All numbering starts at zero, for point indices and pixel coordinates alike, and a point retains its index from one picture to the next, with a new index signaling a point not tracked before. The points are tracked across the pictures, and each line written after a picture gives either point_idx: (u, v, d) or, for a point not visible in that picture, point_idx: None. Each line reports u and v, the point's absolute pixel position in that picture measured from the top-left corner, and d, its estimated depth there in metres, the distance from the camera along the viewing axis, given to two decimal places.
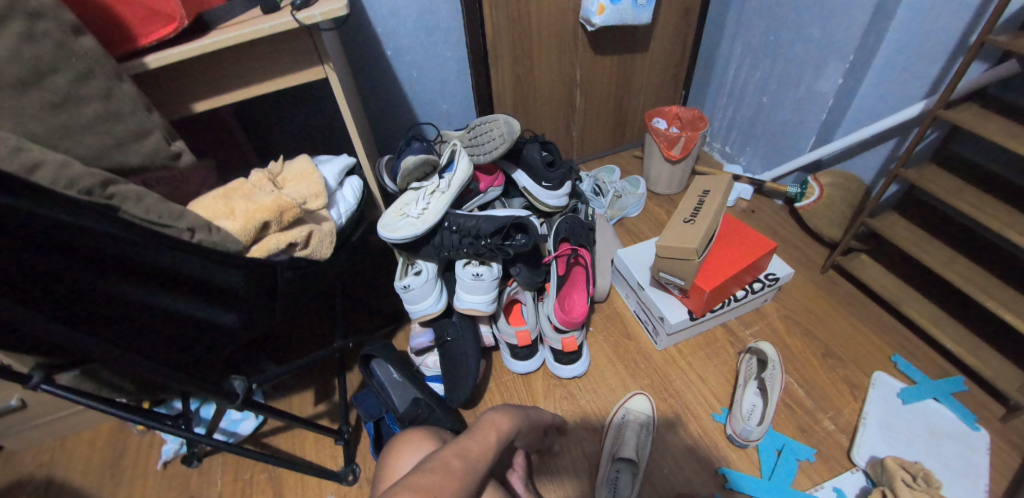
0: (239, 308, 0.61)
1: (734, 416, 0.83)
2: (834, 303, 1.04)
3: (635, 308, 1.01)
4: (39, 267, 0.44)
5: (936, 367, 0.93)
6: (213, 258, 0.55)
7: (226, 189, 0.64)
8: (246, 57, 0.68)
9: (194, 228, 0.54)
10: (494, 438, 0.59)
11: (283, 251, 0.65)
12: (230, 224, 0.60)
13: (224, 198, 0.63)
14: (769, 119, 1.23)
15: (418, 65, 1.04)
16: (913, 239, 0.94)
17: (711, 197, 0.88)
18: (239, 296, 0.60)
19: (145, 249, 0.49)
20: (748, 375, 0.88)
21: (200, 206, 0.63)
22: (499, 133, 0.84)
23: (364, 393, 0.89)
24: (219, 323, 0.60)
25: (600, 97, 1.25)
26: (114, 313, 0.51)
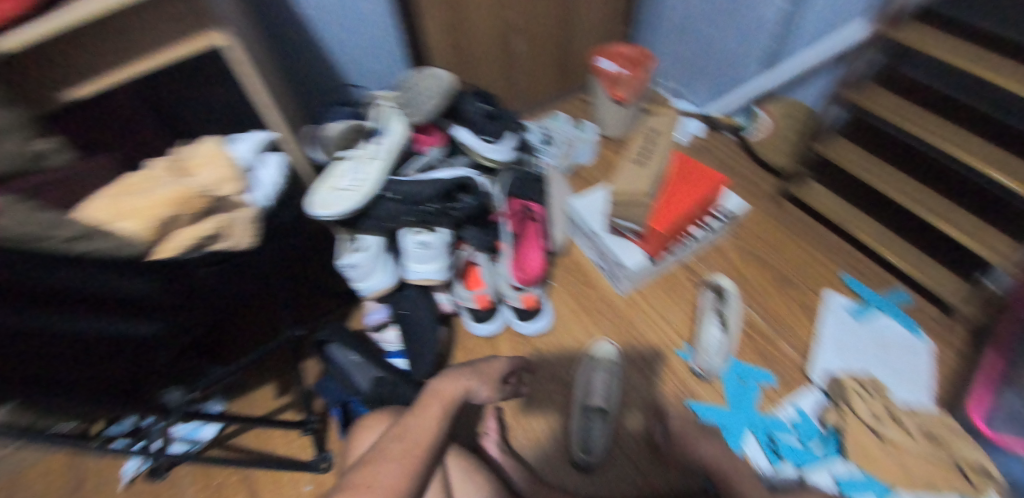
0: (159, 314, 0.56)
1: (698, 352, 0.86)
2: (787, 230, 1.06)
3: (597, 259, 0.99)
4: None
5: (882, 281, 0.97)
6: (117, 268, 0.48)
7: (117, 187, 0.56)
8: (113, 30, 0.57)
9: (83, 236, 0.46)
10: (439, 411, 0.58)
11: (195, 248, 0.57)
12: (127, 225, 0.52)
13: (115, 198, 0.54)
14: (716, 49, 1.18)
15: (336, 19, 0.93)
16: (859, 160, 0.95)
17: (659, 137, 0.86)
18: (155, 302, 0.54)
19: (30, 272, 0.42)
20: (710, 312, 0.91)
21: (87, 209, 0.54)
22: (430, 89, 0.79)
23: (326, 379, 0.85)
24: (140, 334, 0.54)
25: (541, 39, 1.17)
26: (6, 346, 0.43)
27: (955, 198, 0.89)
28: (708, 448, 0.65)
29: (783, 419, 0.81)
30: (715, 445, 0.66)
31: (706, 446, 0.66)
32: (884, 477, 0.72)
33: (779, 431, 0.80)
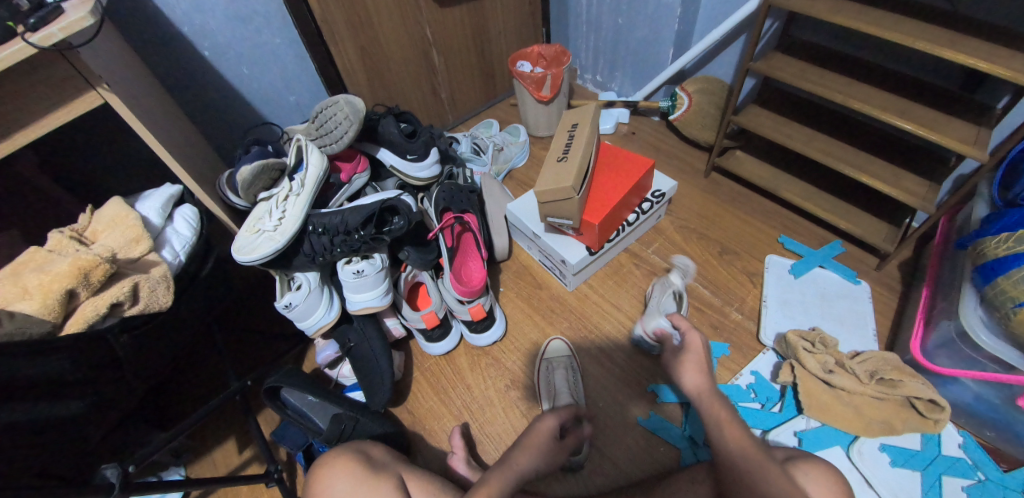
0: (81, 391, 0.52)
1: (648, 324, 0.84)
2: (721, 202, 1.09)
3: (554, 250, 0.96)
4: None
5: (816, 237, 1.02)
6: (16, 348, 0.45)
7: (14, 265, 0.54)
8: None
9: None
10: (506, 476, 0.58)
11: (107, 315, 0.55)
12: (28, 305, 0.51)
13: (12, 277, 0.52)
14: (630, 38, 1.22)
15: (243, 60, 0.92)
16: (775, 125, 0.99)
17: (579, 131, 0.87)
18: (72, 380, 0.50)
19: None
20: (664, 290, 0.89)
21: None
22: (343, 115, 0.77)
23: (283, 425, 0.82)
24: (61, 415, 0.50)
25: (459, 51, 1.18)
26: None
27: (867, 148, 0.94)
28: (691, 377, 0.61)
29: (742, 385, 0.82)
30: (700, 371, 0.62)
31: (688, 371, 0.62)
32: (844, 427, 0.75)
33: (740, 399, 0.81)
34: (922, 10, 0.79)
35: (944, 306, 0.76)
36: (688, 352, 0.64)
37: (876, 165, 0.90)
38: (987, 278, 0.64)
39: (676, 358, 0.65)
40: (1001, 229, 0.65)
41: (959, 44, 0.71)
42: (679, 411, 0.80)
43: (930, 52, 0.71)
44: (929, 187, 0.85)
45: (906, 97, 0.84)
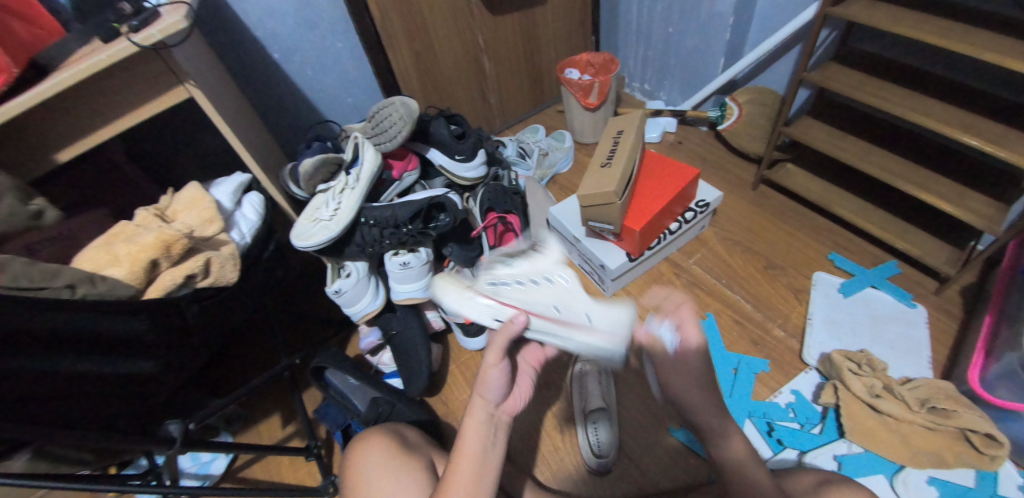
0: (156, 352, 0.56)
1: (618, 337, 0.52)
2: (768, 215, 1.07)
3: (482, 300, 0.52)
4: None
5: (870, 257, 0.97)
6: (108, 308, 0.50)
7: (106, 236, 0.59)
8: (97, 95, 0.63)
9: (75, 284, 0.51)
10: (473, 422, 0.53)
11: (183, 285, 0.60)
12: (118, 271, 0.56)
13: (104, 247, 0.57)
14: (680, 47, 1.21)
15: (309, 61, 0.98)
16: (830, 139, 0.97)
17: (624, 138, 0.88)
18: (151, 340, 0.55)
19: (30, 318, 0.43)
20: (550, 252, 0.58)
21: (79, 261, 0.57)
22: (398, 115, 0.81)
23: (325, 405, 0.87)
24: (134, 372, 0.54)
25: (509, 57, 1.21)
26: (27, 390, 0.45)
27: (930, 164, 0.89)
28: (705, 402, 0.63)
29: (781, 403, 0.80)
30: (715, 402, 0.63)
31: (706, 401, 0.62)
32: (889, 455, 0.72)
33: (778, 418, 0.79)
34: (998, 21, 0.74)
35: (1008, 337, 0.70)
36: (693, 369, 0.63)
37: (939, 183, 0.86)
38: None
39: (678, 368, 0.63)
40: None
41: None
42: None
43: (1004, 65, 0.67)
44: (998, 208, 0.80)
45: (976, 111, 0.79)
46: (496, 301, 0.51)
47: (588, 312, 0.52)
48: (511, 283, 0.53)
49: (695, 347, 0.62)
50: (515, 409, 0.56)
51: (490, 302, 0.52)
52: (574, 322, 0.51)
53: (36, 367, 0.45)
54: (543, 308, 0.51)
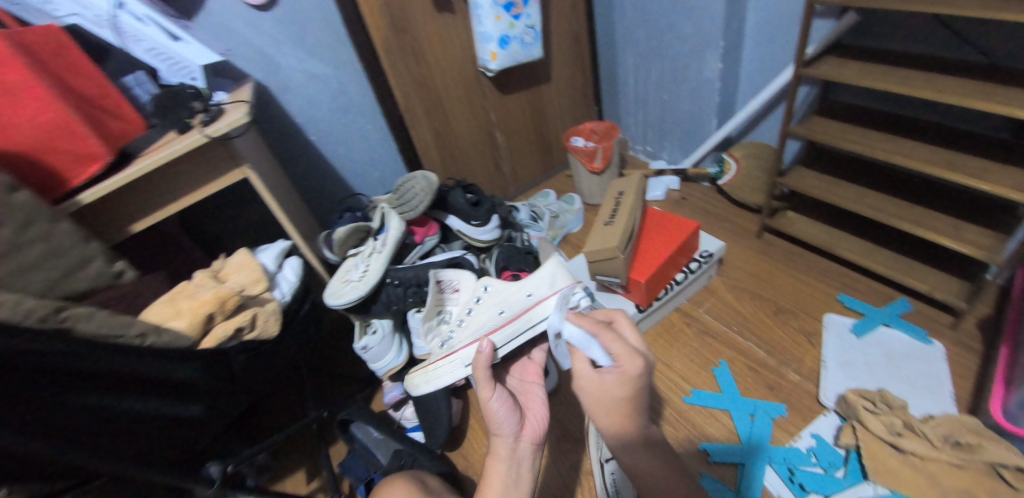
0: (204, 397, 0.63)
1: (556, 279, 0.66)
2: (775, 262, 1.10)
3: (446, 363, 0.68)
4: (29, 397, 0.46)
5: (882, 297, 0.99)
6: (172, 354, 0.59)
7: (170, 293, 0.67)
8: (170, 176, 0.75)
9: (145, 332, 0.58)
10: (497, 460, 0.56)
11: (232, 337, 0.68)
12: (179, 323, 0.63)
13: (168, 302, 0.66)
14: (675, 111, 1.33)
15: (343, 143, 1.13)
16: (823, 185, 1.02)
17: (625, 198, 0.96)
18: (202, 385, 0.63)
19: (113, 359, 0.52)
20: (464, 286, 0.78)
21: (145, 315, 0.65)
22: (420, 187, 0.93)
23: (350, 457, 0.90)
24: (186, 415, 0.61)
25: (519, 130, 1.35)
26: (104, 425, 0.53)
27: (925, 203, 0.93)
28: (625, 456, 0.53)
29: (801, 448, 0.79)
30: (639, 450, 0.52)
31: (623, 448, 0.52)
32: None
33: (799, 462, 0.78)
34: (957, 71, 0.82)
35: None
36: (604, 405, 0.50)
37: (934, 219, 0.89)
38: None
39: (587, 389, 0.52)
40: None
41: (995, 95, 0.74)
42: (734, 473, 0.79)
43: (967, 106, 0.74)
44: (995, 237, 0.82)
45: (957, 149, 0.85)
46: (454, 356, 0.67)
47: (524, 291, 0.68)
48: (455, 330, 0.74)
49: (613, 385, 0.49)
50: (536, 434, 0.59)
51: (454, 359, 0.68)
52: (518, 307, 0.67)
53: (110, 405, 0.53)
54: (492, 321, 0.68)
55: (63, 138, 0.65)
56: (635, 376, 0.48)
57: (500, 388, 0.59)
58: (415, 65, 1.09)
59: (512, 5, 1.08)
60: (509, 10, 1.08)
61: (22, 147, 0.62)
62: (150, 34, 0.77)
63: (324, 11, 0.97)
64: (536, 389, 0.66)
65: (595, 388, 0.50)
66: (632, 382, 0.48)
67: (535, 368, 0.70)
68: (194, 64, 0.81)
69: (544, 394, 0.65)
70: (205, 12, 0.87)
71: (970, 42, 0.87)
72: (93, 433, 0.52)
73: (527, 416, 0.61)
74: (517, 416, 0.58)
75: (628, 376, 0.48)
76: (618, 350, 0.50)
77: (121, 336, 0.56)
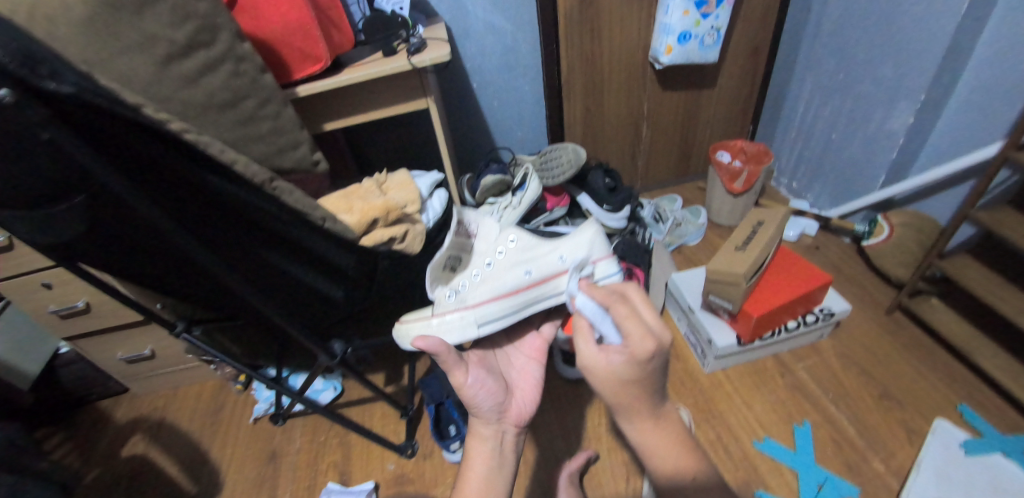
0: (347, 284, 0.73)
1: (594, 248, 0.69)
2: (898, 347, 1.02)
3: (457, 317, 0.69)
4: (226, 232, 0.58)
5: (1012, 425, 0.89)
6: (339, 242, 0.67)
7: (346, 191, 0.78)
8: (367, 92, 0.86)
9: (327, 218, 0.63)
10: (479, 439, 0.58)
11: (385, 243, 0.76)
12: (349, 217, 0.72)
13: (344, 198, 0.76)
14: (839, 154, 1.23)
15: (500, 95, 1.18)
16: (990, 288, 0.91)
17: (763, 229, 0.92)
18: (348, 274, 0.71)
19: (296, 229, 0.62)
20: (484, 233, 0.73)
21: (324, 203, 0.76)
22: (567, 159, 0.96)
23: (430, 378, 1.00)
24: (329, 293, 0.72)
25: (665, 129, 1.32)
26: (267, 273, 0.65)
27: None
28: (636, 436, 0.48)
29: None
30: (649, 431, 0.46)
31: (633, 428, 0.47)
32: None
33: None
34: None
35: None
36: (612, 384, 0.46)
37: None
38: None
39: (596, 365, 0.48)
40: None
41: None
42: None
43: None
44: None
45: None
46: (468, 314, 0.68)
47: (556, 254, 0.69)
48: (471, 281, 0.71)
49: (618, 364, 0.44)
50: (520, 418, 0.60)
51: (468, 314, 0.69)
52: (547, 272, 0.69)
53: (277, 261, 0.64)
54: (517, 281, 0.69)
55: (302, 38, 0.74)
56: (644, 357, 0.43)
57: (474, 371, 0.59)
58: (589, 38, 1.09)
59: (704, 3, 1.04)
60: (700, 7, 1.05)
61: (267, 36, 0.71)
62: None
63: None
64: (533, 368, 0.68)
65: (602, 365, 0.46)
66: (639, 363, 0.43)
67: (538, 344, 0.73)
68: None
69: (535, 376, 0.66)
70: None
71: None
72: (252, 272, 0.64)
73: (515, 397, 0.62)
74: (497, 399, 0.58)
75: (638, 357, 0.43)
76: (633, 329, 0.45)
77: (310, 216, 0.61)
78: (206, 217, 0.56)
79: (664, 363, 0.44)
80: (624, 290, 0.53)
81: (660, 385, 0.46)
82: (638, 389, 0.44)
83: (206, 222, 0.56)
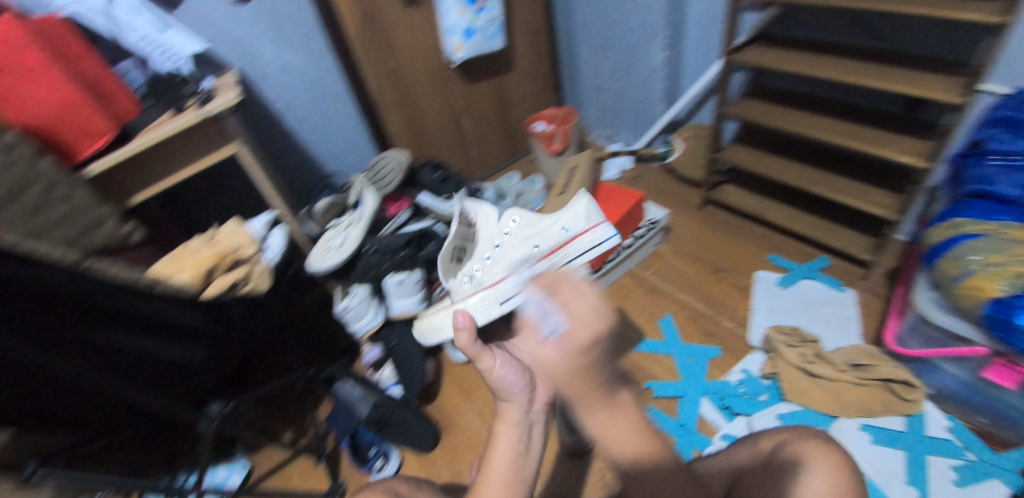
0: (204, 343, 0.71)
1: (590, 215, 0.86)
2: (715, 230, 1.24)
3: (479, 299, 0.81)
4: (56, 320, 0.53)
5: (805, 255, 1.13)
6: (181, 303, 0.66)
7: (173, 254, 0.78)
8: (168, 151, 0.83)
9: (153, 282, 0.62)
10: (506, 426, 0.59)
11: (228, 291, 0.78)
12: (182, 275, 0.74)
13: (174, 260, 0.77)
14: (626, 97, 1.46)
15: (320, 128, 1.21)
16: (755, 158, 1.16)
17: (578, 171, 1.08)
18: (202, 333, 0.70)
19: (132, 300, 0.60)
20: (485, 221, 0.88)
21: (156, 270, 0.76)
22: (392, 166, 1.05)
23: (335, 413, 0.99)
24: (186, 358, 0.69)
25: (485, 116, 1.46)
26: (114, 355, 0.60)
27: (837, 171, 1.08)
28: (588, 421, 0.48)
29: (732, 382, 0.92)
30: (597, 414, 0.47)
31: (584, 415, 0.48)
32: (824, 409, 0.85)
33: (729, 394, 0.90)
34: (853, 59, 1.00)
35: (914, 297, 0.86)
36: (559, 368, 0.48)
37: (844, 184, 1.04)
38: (936, 256, 0.79)
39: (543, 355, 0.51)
40: (939, 224, 0.84)
41: (875, 79, 0.91)
42: (672, 403, 0.91)
43: (874, 85, 0.91)
44: (892, 198, 0.98)
45: (859, 124, 1.01)
46: (490, 292, 0.80)
47: (559, 226, 0.86)
48: (483, 263, 0.86)
49: (559, 346, 0.47)
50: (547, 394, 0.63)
51: (490, 294, 0.81)
52: (552, 242, 0.85)
53: (119, 339, 0.60)
54: (529, 252, 0.84)
55: (73, 116, 0.71)
56: (584, 345, 0.47)
57: (500, 355, 0.61)
58: (386, 53, 1.18)
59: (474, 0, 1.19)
60: (474, 4, 1.19)
61: (36, 124, 0.68)
62: (143, 23, 0.88)
63: None
64: None
65: (555, 350, 0.48)
66: (582, 341, 0.47)
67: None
68: (181, 50, 0.91)
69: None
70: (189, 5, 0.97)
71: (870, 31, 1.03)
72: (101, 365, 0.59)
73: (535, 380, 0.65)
74: (526, 378, 0.60)
75: (578, 346, 0.47)
76: (572, 316, 0.49)
77: (139, 284, 0.60)
78: (29, 311, 0.51)
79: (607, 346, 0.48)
80: (559, 279, 0.55)
81: (609, 374, 0.48)
82: (589, 365, 0.47)
83: (30, 317, 0.51)
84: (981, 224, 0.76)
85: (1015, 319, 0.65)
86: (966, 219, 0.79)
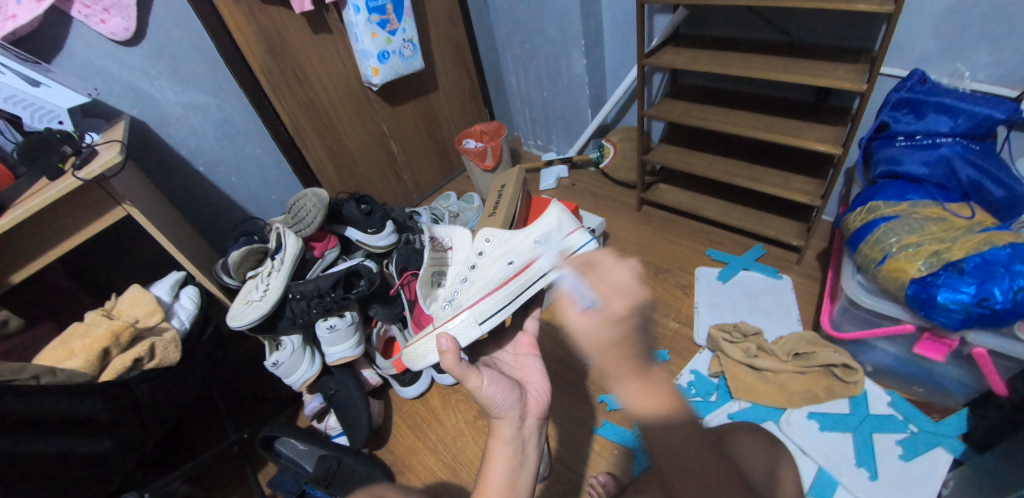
0: (112, 432, 0.63)
1: (564, 224, 0.73)
2: (653, 229, 1.24)
3: (458, 321, 0.70)
4: None
5: (740, 246, 1.15)
6: (67, 392, 0.59)
7: (61, 336, 0.68)
8: (46, 221, 0.73)
9: (38, 375, 0.60)
10: (500, 439, 0.55)
11: (132, 368, 0.69)
12: (74, 362, 0.65)
13: (61, 344, 0.67)
14: (556, 106, 1.47)
15: (235, 170, 1.14)
16: (683, 155, 1.17)
17: (506, 189, 1.06)
18: (108, 419, 0.63)
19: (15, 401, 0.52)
20: (459, 242, 0.76)
21: (39, 359, 0.67)
22: (312, 204, 0.98)
23: (279, 474, 0.91)
24: (97, 452, 0.61)
25: (413, 137, 1.44)
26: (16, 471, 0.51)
27: (759, 160, 1.10)
28: (629, 398, 0.52)
29: (683, 384, 0.91)
30: (644, 395, 0.51)
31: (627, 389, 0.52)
32: (772, 403, 0.85)
33: (682, 397, 0.89)
34: (760, 52, 1.03)
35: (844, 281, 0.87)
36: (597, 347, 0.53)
37: (769, 174, 1.06)
38: (857, 242, 0.81)
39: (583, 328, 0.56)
40: (857, 209, 0.86)
41: (783, 70, 0.93)
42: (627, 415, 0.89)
43: (776, 78, 0.93)
44: (814, 183, 1.00)
45: (773, 114, 1.04)
46: (468, 312, 0.69)
47: (530, 239, 0.73)
48: (461, 287, 0.74)
49: (593, 323, 0.53)
50: (538, 407, 0.59)
51: (467, 315, 0.70)
52: (528, 257, 0.72)
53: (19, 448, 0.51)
54: (504, 271, 0.72)
55: None
56: (620, 315, 0.53)
57: (488, 372, 0.56)
58: (298, 85, 1.14)
59: (386, 23, 1.15)
60: (385, 27, 1.15)
61: None
62: (8, 81, 0.74)
63: (197, 44, 0.98)
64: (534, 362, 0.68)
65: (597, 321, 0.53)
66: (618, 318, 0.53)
67: (529, 340, 0.72)
68: (59, 107, 0.79)
69: (540, 367, 0.66)
70: (66, 53, 0.85)
71: (772, 23, 1.06)
72: (16, 484, 0.51)
73: (529, 391, 0.62)
74: (516, 393, 0.57)
75: (615, 316, 0.53)
76: (606, 293, 0.55)
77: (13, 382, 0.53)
78: None
79: (642, 320, 0.54)
80: (591, 261, 0.63)
81: (644, 342, 0.53)
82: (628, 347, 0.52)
83: None
84: (895, 206, 0.80)
85: (936, 296, 0.68)
86: (881, 202, 0.82)
